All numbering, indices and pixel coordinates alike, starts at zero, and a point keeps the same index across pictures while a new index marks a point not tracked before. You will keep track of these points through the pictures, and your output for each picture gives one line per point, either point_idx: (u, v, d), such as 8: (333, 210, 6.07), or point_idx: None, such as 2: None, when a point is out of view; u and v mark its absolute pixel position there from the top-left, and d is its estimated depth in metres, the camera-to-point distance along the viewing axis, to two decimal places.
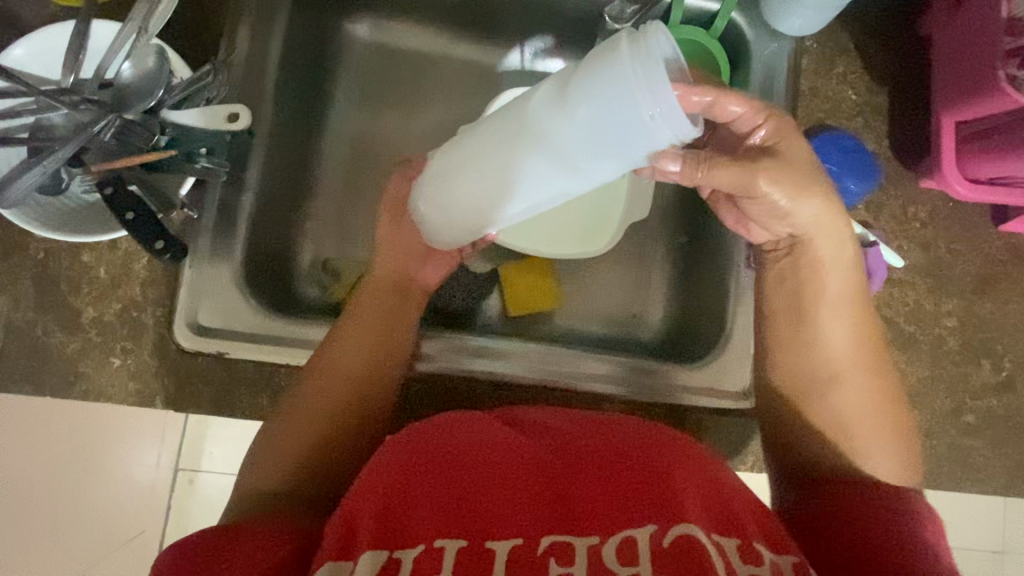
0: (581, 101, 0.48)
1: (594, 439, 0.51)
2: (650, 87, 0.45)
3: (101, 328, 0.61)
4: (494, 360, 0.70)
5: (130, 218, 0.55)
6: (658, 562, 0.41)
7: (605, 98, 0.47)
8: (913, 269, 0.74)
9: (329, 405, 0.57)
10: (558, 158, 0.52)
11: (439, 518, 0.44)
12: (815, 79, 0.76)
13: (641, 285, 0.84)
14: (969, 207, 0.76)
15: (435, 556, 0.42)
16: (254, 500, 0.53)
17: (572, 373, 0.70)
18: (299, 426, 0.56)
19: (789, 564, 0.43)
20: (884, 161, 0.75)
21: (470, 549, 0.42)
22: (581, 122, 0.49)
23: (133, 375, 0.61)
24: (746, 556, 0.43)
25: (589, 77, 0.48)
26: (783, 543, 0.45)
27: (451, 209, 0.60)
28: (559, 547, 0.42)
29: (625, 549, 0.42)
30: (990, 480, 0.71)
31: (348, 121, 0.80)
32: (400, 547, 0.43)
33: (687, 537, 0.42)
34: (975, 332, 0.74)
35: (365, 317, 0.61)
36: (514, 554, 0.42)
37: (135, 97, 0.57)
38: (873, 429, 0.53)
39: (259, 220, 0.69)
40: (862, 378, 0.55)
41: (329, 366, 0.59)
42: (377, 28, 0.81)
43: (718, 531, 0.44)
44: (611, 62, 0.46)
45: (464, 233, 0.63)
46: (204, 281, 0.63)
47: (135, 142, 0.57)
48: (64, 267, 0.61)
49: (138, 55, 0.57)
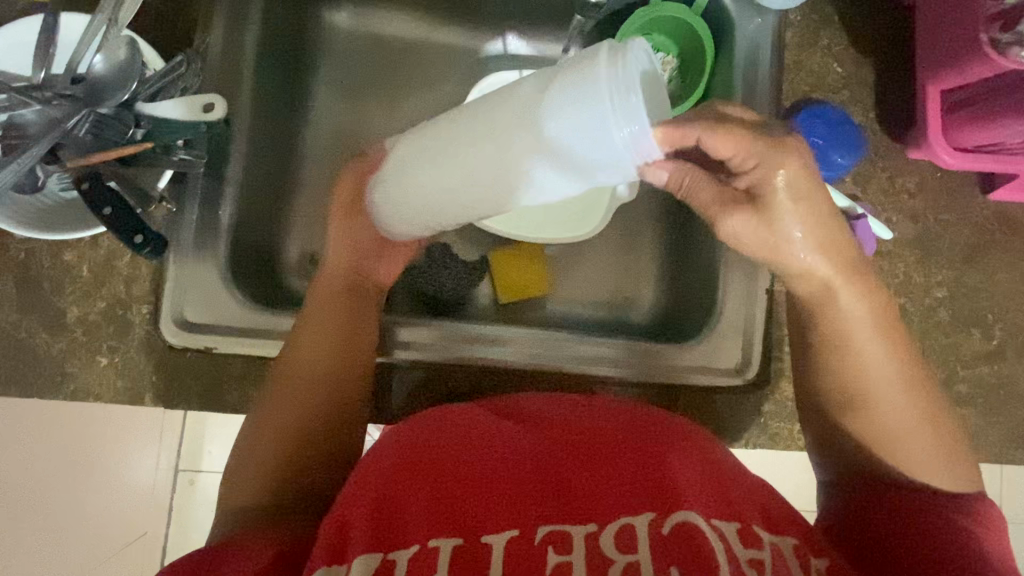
0: (552, 109, 0.49)
1: (575, 425, 0.50)
2: (627, 110, 0.46)
3: (86, 326, 0.60)
4: (491, 346, 0.69)
5: (108, 214, 0.54)
6: (657, 548, 0.41)
7: (581, 110, 0.48)
8: (902, 241, 0.74)
9: (302, 407, 0.56)
10: (524, 161, 0.52)
11: (430, 517, 0.44)
12: (799, 52, 0.75)
13: (632, 268, 0.83)
14: (957, 176, 0.75)
15: (430, 556, 0.42)
16: (243, 513, 0.52)
17: (570, 360, 0.70)
18: (279, 431, 0.55)
19: (789, 546, 0.43)
20: (871, 133, 0.75)
21: (466, 547, 0.42)
22: (546, 129, 0.50)
23: (121, 373, 0.60)
24: (746, 540, 0.42)
25: (566, 88, 0.49)
26: (781, 524, 0.45)
27: (411, 211, 0.61)
28: (555, 536, 0.42)
29: (623, 536, 0.42)
30: (983, 448, 0.72)
31: (330, 111, 0.79)
32: (393, 549, 0.42)
33: (686, 523, 0.42)
34: (965, 302, 0.74)
35: (335, 315, 0.61)
36: (510, 547, 0.42)
37: (108, 89, 0.55)
38: (908, 435, 0.51)
39: (243, 212, 0.68)
40: (889, 375, 0.52)
41: (305, 360, 0.58)
42: (356, 15, 0.80)
43: (717, 514, 0.44)
44: (590, 71, 0.47)
45: (427, 227, 0.63)
46: (187, 275, 0.63)
47: (111, 135, 0.55)
48: (46, 265, 0.61)
49: (108, 47, 0.55)
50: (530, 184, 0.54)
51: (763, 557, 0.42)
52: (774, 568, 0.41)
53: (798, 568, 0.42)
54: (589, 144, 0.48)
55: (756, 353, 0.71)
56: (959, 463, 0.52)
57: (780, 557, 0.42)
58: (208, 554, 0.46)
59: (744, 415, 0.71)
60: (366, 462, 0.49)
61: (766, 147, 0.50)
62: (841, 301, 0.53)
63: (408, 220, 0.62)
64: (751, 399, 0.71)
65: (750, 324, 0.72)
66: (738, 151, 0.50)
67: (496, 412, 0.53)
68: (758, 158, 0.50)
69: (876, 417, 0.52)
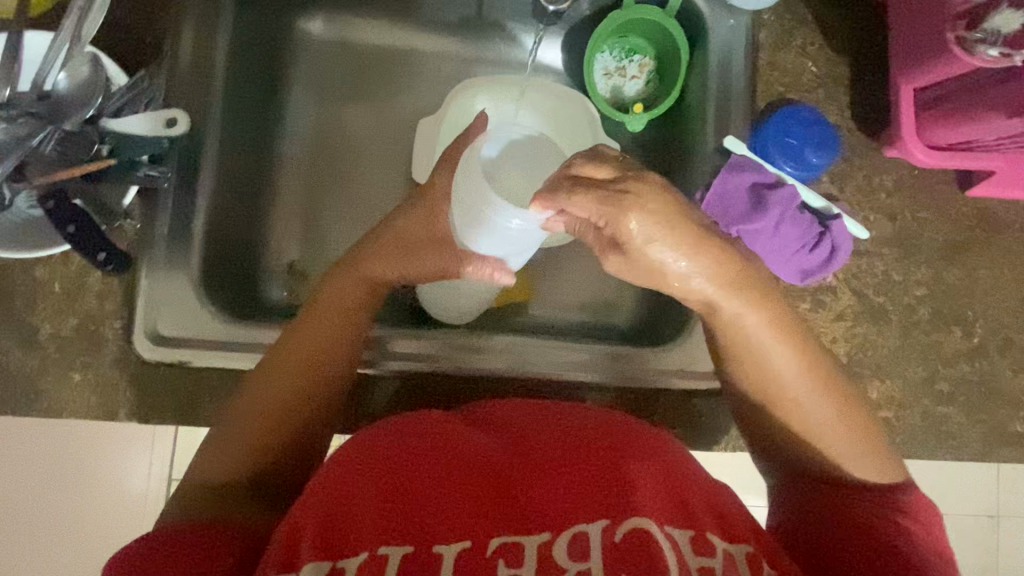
0: (463, 192, 0.55)
1: (539, 433, 0.50)
2: (479, 192, 0.51)
3: (59, 343, 0.60)
4: (478, 355, 0.69)
5: (73, 231, 0.54)
6: (608, 558, 0.41)
7: (470, 196, 0.53)
8: (880, 240, 0.74)
9: (270, 414, 0.53)
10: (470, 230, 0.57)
11: (383, 524, 0.44)
12: (774, 52, 0.75)
13: (613, 271, 0.83)
14: (935, 173, 0.75)
15: (380, 562, 0.42)
16: (203, 491, 0.50)
17: (550, 366, 0.70)
18: (256, 420, 0.52)
19: (745, 557, 0.43)
20: (847, 132, 0.74)
21: (417, 555, 0.42)
22: (466, 207, 0.56)
23: (94, 389, 0.60)
24: (699, 548, 0.43)
25: (464, 177, 0.55)
26: (740, 532, 0.45)
27: (457, 298, 0.71)
28: (508, 547, 0.42)
29: (576, 545, 0.42)
30: (965, 446, 0.71)
31: (305, 119, 0.80)
32: (344, 556, 0.43)
33: (640, 531, 0.42)
34: (946, 299, 0.74)
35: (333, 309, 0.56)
36: (460, 559, 0.42)
37: (74, 106, 0.55)
38: (845, 436, 0.51)
39: (216, 224, 0.69)
40: (811, 384, 0.51)
41: (294, 352, 0.54)
42: (329, 24, 0.80)
43: (673, 522, 0.43)
44: (464, 164, 0.54)
45: (479, 305, 0.73)
46: (159, 289, 0.63)
47: (76, 153, 0.55)
48: (19, 283, 0.61)
49: (73, 64, 0.55)
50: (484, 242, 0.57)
51: (715, 564, 0.42)
52: None
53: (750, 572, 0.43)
54: (486, 224, 0.53)
55: None
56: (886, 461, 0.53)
57: (731, 565, 0.43)
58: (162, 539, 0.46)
59: (724, 417, 0.70)
60: (326, 467, 0.49)
61: (607, 204, 0.45)
62: (728, 322, 0.51)
63: (460, 306, 0.72)
64: None
65: None
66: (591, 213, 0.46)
67: (462, 420, 0.53)
68: (607, 218, 0.46)
69: (796, 425, 0.52)
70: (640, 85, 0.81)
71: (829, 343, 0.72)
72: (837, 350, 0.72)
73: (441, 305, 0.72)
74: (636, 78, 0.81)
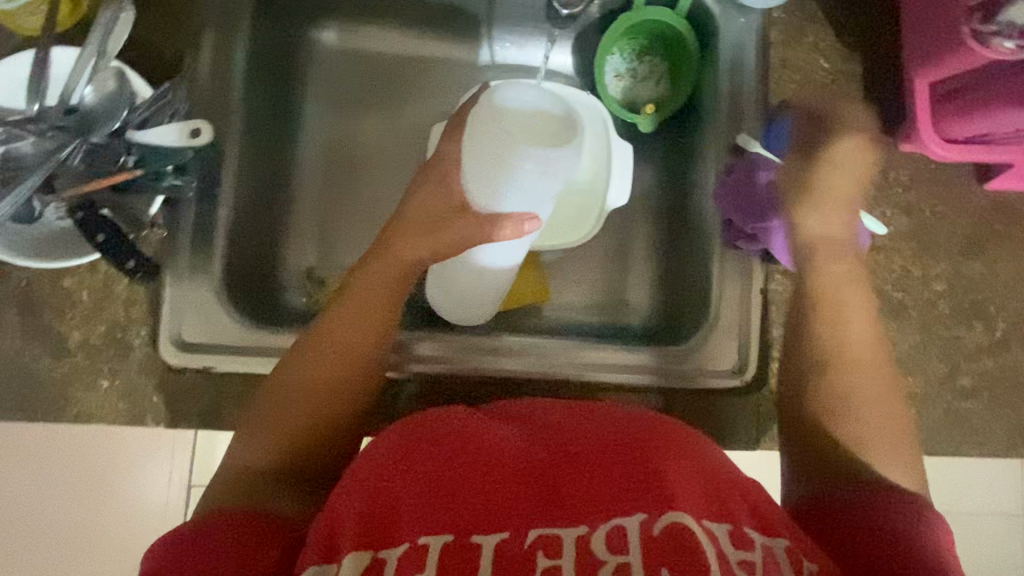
0: (476, 148, 0.54)
1: (570, 430, 0.50)
2: (507, 143, 0.51)
3: (88, 350, 0.62)
4: (497, 355, 0.70)
5: (101, 240, 0.55)
6: (647, 550, 0.41)
7: (486, 152, 0.53)
8: (898, 235, 0.73)
9: (307, 412, 0.53)
10: (484, 191, 0.56)
11: (421, 515, 0.44)
12: (786, 50, 0.75)
13: (628, 272, 0.83)
14: (951, 167, 0.75)
15: (420, 553, 0.42)
16: (239, 481, 0.51)
17: (573, 366, 0.70)
18: (290, 411, 0.53)
19: (782, 549, 0.44)
20: (861, 128, 0.74)
21: (456, 544, 0.42)
22: (479, 164, 0.54)
23: (122, 395, 0.62)
24: (737, 542, 0.43)
25: (474, 137, 0.54)
26: (772, 524, 0.46)
27: (471, 292, 0.70)
28: (545, 539, 0.42)
29: (614, 537, 0.42)
30: (990, 442, 0.71)
31: (321, 127, 0.81)
32: (384, 547, 0.43)
33: (677, 524, 0.42)
34: (966, 294, 0.73)
35: (365, 304, 0.57)
36: (499, 550, 0.42)
37: (101, 119, 0.57)
38: (885, 434, 0.55)
39: (238, 229, 0.69)
40: (863, 373, 0.57)
41: (327, 344, 0.55)
42: (344, 33, 0.81)
43: (708, 515, 0.44)
44: (479, 120, 0.53)
45: (491, 299, 0.72)
46: (184, 296, 0.64)
47: (102, 165, 0.57)
48: (48, 292, 0.62)
49: (99, 78, 0.56)
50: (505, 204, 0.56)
51: (754, 560, 0.43)
52: (763, 571, 0.42)
53: (787, 565, 0.43)
54: (511, 172, 0.52)
55: (752, 352, 0.71)
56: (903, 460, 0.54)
57: (771, 559, 0.43)
58: (200, 523, 0.47)
59: (744, 416, 0.70)
60: (362, 457, 0.49)
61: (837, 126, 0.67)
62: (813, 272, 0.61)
63: (476, 302, 0.71)
64: (751, 399, 0.70)
65: (746, 324, 0.72)
66: (852, 127, 0.65)
67: (492, 416, 0.53)
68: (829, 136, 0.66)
69: (851, 398, 0.56)
70: (651, 86, 0.82)
71: None
72: None
73: (457, 304, 0.71)
74: (646, 79, 0.81)
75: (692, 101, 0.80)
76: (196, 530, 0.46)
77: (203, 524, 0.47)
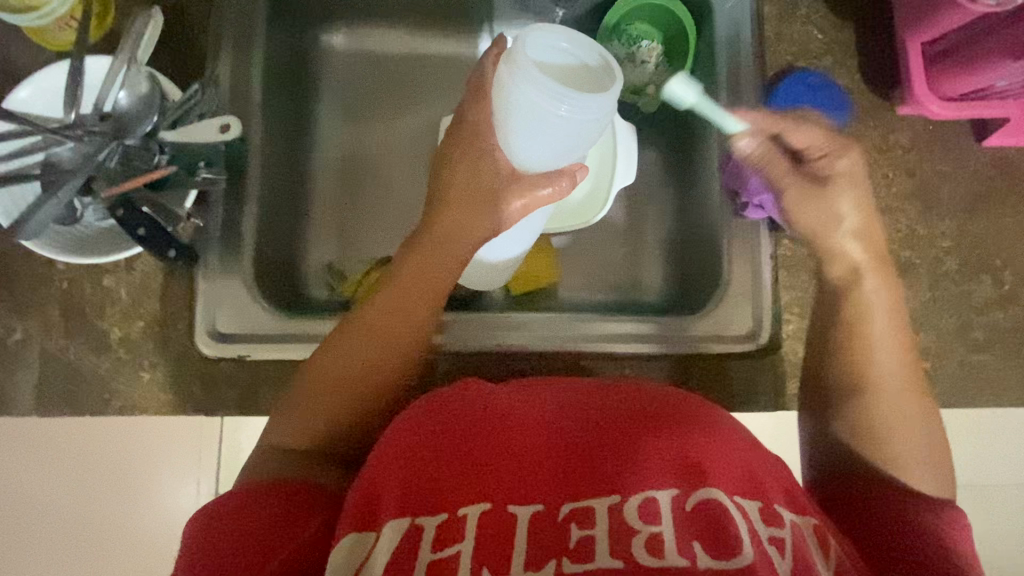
0: (510, 103, 0.55)
1: (602, 402, 0.49)
2: (546, 94, 0.51)
3: (129, 345, 0.65)
4: (513, 331, 0.72)
5: (142, 234, 0.59)
6: (680, 522, 0.41)
7: (523, 108, 0.54)
8: (901, 195, 0.75)
9: (345, 394, 0.56)
10: (524, 145, 0.58)
11: (459, 485, 0.44)
12: (779, 24, 0.77)
13: (638, 251, 0.86)
14: (948, 127, 0.77)
15: (457, 522, 0.42)
16: (282, 455, 0.54)
17: (585, 339, 0.72)
18: (331, 393, 0.56)
19: (811, 526, 0.44)
20: (858, 94, 0.76)
21: (493, 512, 0.42)
22: (515, 119, 0.56)
23: (163, 386, 0.65)
24: (769, 518, 0.42)
25: (506, 96, 0.56)
26: (804, 505, 0.46)
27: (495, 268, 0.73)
28: (578, 512, 0.42)
29: (647, 508, 0.41)
30: (1006, 392, 0.72)
31: (337, 131, 0.84)
32: (421, 514, 0.43)
33: (710, 500, 0.42)
34: (972, 250, 0.75)
35: (403, 291, 0.59)
36: (534, 521, 0.42)
37: (135, 121, 0.60)
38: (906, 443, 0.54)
39: (266, 230, 0.72)
40: (891, 379, 0.55)
41: (364, 331, 0.57)
42: (352, 37, 0.85)
43: (741, 492, 0.43)
44: (507, 78, 0.54)
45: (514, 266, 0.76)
46: (218, 292, 0.67)
47: (139, 164, 0.60)
48: (88, 291, 0.65)
49: (131, 82, 0.60)
50: (544, 154, 0.59)
51: (785, 536, 0.42)
52: (796, 547, 0.42)
53: (817, 548, 0.43)
54: (548, 121, 0.53)
55: (765, 317, 0.72)
56: (936, 464, 0.54)
57: (801, 535, 0.43)
58: (241, 496, 0.50)
59: (761, 378, 0.72)
60: (393, 428, 0.49)
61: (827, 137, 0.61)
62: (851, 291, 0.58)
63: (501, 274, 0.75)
64: (766, 362, 0.72)
65: (758, 289, 0.73)
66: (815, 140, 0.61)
67: (522, 388, 0.53)
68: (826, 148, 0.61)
69: (879, 401, 0.55)
70: (653, 68, 0.83)
71: None
72: None
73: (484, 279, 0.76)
74: (647, 63, 0.83)
75: (691, 80, 0.83)
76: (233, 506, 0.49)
77: (247, 491, 0.50)
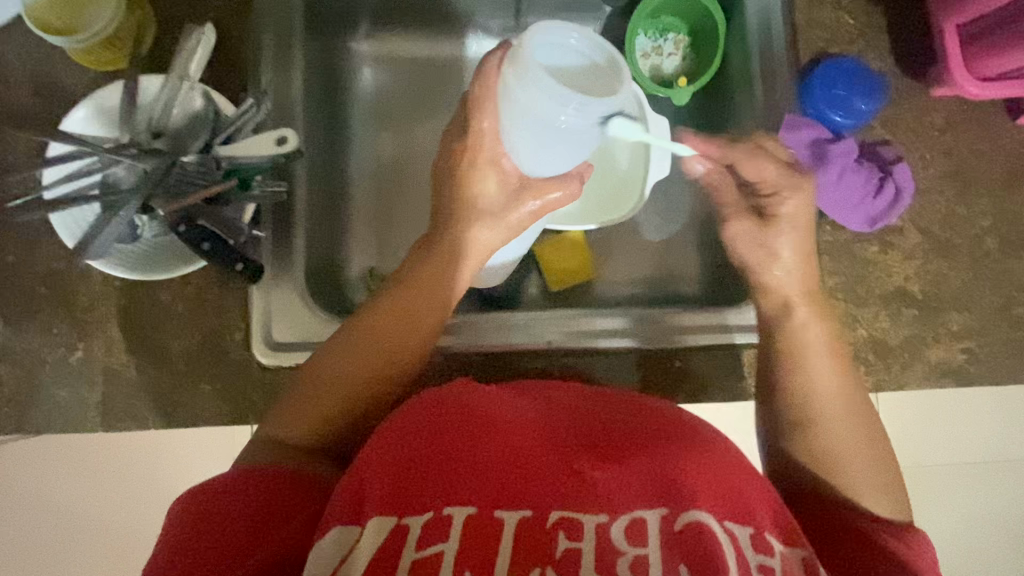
0: (517, 108, 0.56)
1: (598, 416, 0.49)
2: (556, 98, 0.51)
3: (188, 358, 0.66)
4: (535, 330, 0.72)
5: (208, 247, 0.60)
6: (668, 543, 0.41)
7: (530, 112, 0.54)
8: (939, 176, 0.76)
9: (346, 389, 0.56)
10: (530, 150, 0.59)
11: (447, 486, 0.43)
12: (810, 10, 0.77)
13: (675, 242, 0.86)
14: (983, 106, 0.77)
15: (443, 522, 0.42)
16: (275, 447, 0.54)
17: (585, 335, 0.72)
18: (329, 388, 0.56)
19: (800, 561, 0.43)
20: (892, 77, 0.77)
21: (479, 516, 0.42)
22: (521, 121, 0.56)
23: (223, 397, 0.65)
24: (758, 546, 0.42)
25: (513, 100, 0.56)
26: (795, 535, 0.45)
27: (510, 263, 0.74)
28: (568, 524, 0.42)
29: (633, 528, 0.42)
30: None
31: (366, 135, 0.85)
32: (410, 513, 0.42)
33: (697, 524, 0.41)
34: (1012, 227, 0.75)
35: (408, 291, 0.59)
36: (520, 529, 0.41)
37: (191, 137, 0.62)
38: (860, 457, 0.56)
39: (311, 236, 0.73)
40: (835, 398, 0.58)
41: (364, 330, 0.58)
42: (377, 42, 0.86)
43: (730, 516, 0.43)
44: (513, 82, 0.54)
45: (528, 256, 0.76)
46: (273, 301, 0.67)
47: (196, 181, 0.61)
48: (145, 307, 0.66)
49: (184, 100, 0.62)
50: (550, 158, 0.60)
51: (774, 565, 0.42)
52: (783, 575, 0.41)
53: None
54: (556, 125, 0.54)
55: None
56: (892, 486, 0.56)
57: (789, 565, 0.42)
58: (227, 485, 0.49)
59: None
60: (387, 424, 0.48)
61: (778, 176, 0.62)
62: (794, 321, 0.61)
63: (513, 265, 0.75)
64: None
65: None
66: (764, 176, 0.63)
67: (514, 393, 0.52)
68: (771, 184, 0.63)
69: (829, 419, 0.57)
70: (677, 61, 0.85)
71: (901, 281, 0.74)
72: (911, 287, 0.74)
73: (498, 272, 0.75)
74: (671, 56, 0.84)
75: (722, 70, 0.83)
76: (224, 491, 0.49)
77: (236, 479, 0.50)
